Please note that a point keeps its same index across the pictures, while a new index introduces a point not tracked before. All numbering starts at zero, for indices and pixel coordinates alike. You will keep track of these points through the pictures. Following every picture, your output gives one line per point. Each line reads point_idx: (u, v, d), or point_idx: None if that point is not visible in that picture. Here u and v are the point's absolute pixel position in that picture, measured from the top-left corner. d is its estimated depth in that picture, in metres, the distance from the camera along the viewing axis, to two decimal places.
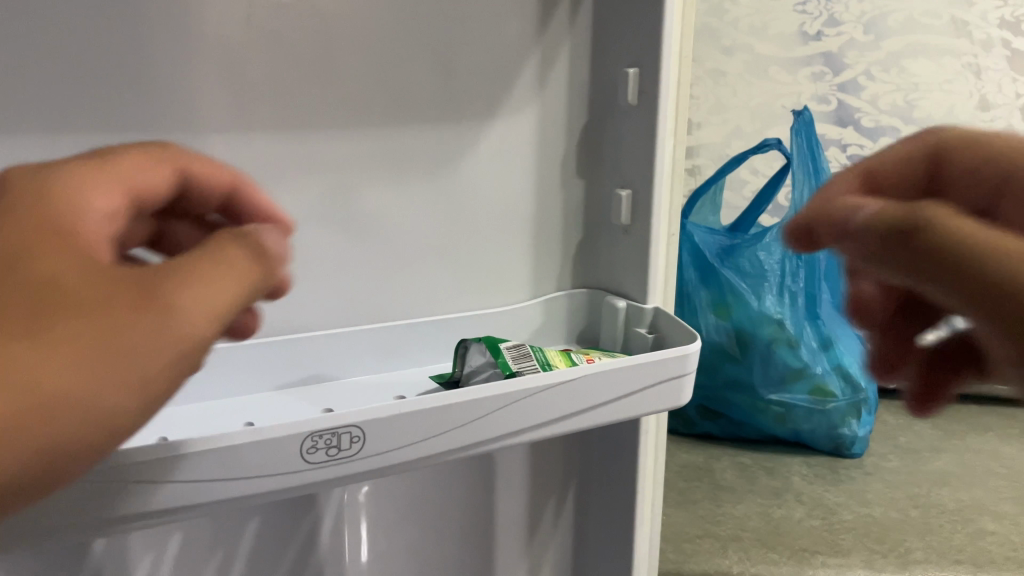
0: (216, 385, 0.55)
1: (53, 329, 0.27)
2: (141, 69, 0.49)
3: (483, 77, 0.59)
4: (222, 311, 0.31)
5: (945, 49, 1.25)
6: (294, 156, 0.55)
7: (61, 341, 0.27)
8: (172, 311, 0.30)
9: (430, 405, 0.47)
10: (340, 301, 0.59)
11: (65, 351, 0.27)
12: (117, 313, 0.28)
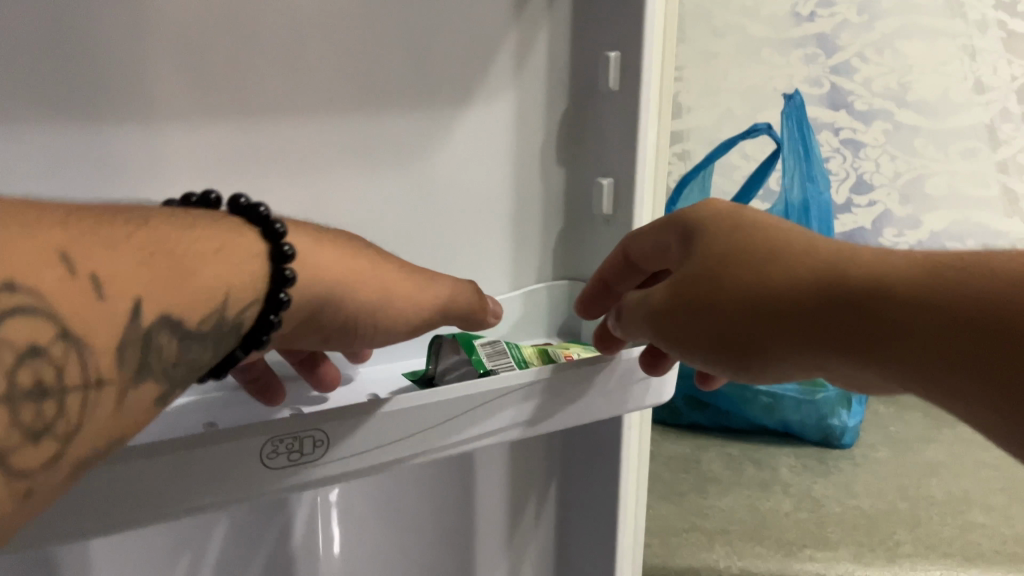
0: None
1: (332, 278, 0.42)
2: (95, 54, 0.47)
3: (458, 61, 0.57)
4: (412, 321, 0.46)
5: (935, 29, 1.00)
6: (260, 146, 0.53)
7: (333, 283, 0.42)
8: (398, 303, 0.45)
9: (398, 406, 0.45)
10: None
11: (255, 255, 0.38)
12: (389, 286, 0.44)
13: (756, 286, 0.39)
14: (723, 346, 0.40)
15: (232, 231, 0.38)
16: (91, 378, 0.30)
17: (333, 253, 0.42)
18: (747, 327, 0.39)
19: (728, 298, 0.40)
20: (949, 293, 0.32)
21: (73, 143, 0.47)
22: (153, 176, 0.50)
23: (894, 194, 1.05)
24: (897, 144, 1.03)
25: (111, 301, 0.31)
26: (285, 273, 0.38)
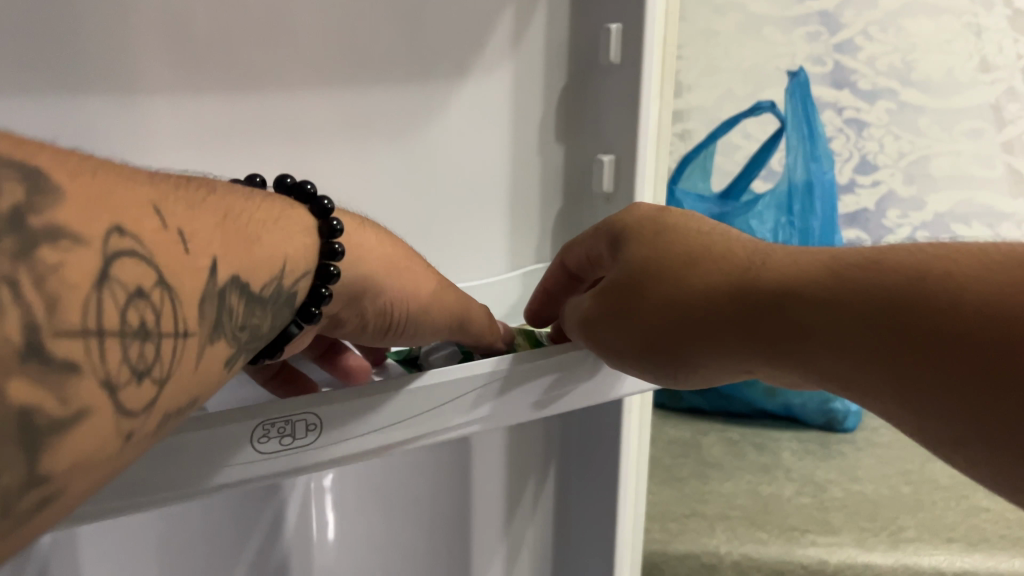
0: None
1: (375, 265, 0.40)
2: (72, 21, 0.44)
3: (453, 33, 0.55)
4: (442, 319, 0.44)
5: (940, 6, 0.91)
6: (246, 121, 0.51)
7: (375, 269, 0.40)
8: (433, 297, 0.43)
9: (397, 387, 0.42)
10: None
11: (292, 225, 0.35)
12: (427, 279, 0.43)
13: (678, 301, 0.38)
14: (653, 361, 0.39)
15: (285, 205, 0.37)
16: (182, 327, 0.26)
17: (377, 239, 0.41)
18: (674, 342, 0.38)
19: (652, 313, 0.39)
20: (871, 308, 0.32)
21: (51, 116, 0.45)
22: (135, 151, 0.48)
23: (898, 174, 0.97)
24: (901, 123, 0.95)
25: (197, 253, 0.27)
26: (336, 246, 0.37)
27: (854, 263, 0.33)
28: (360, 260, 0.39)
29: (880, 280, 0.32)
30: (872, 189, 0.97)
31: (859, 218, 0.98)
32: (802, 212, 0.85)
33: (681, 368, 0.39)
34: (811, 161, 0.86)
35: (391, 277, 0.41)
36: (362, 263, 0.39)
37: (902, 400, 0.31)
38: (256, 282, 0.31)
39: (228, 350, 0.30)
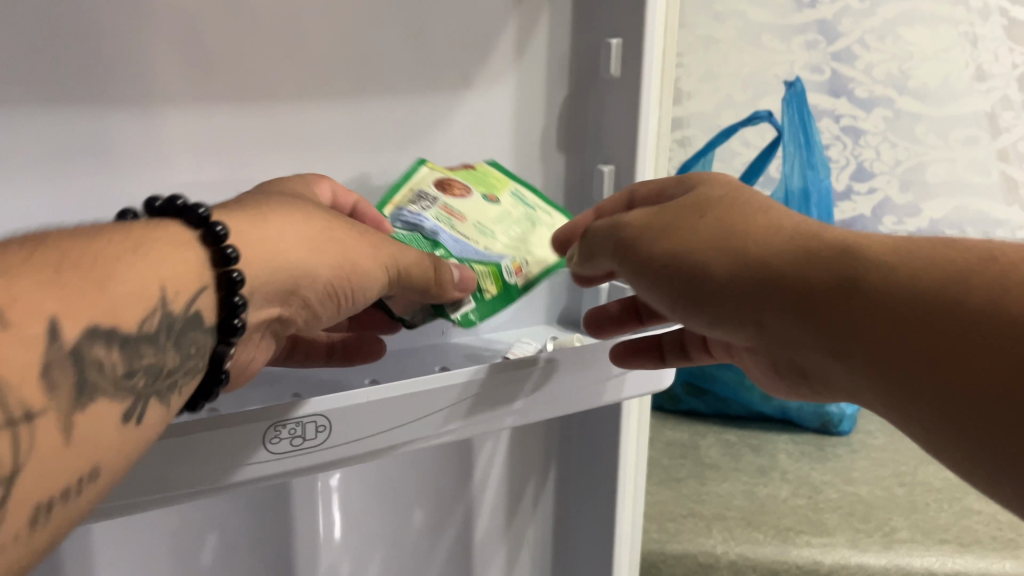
0: None
1: (287, 253, 0.39)
2: (88, 35, 0.46)
3: (459, 47, 0.57)
4: (383, 279, 0.44)
5: (937, 15, 0.93)
6: (257, 130, 0.53)
7: (291, 257, 0.39)
8: (365, 270, 0.43)
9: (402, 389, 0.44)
10: None
11: (180, 251, 0.35)
12: (353, 254, 0.42)
13: (727, 234, 0.40)
14: (677, 269, 0.41)
15: (162, 234, 0.35)
16: (28, 409, 0.26)
17: (287, 221, 0.40)
18: (714, 259, 0.39)
19: (703, 232, 0.41)
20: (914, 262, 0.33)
21: (69, 128, 0.47)
22: (150, 160, 0.50)
23: (894, 181, 0.98)
24: (897, 130, 0.96)
25: (27, 321, 0.27)
26: (227, 253, 0.35)
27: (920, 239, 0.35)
28: (270, 255, 0.39)
29: (927, 244, 0.33)
30: (868, 197, 0.99)
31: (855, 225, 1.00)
32: None
33: (695, 278, 0.40)
34: (808, 168, 0.86)
35: (311, 266, 0.40)
36: (274, 256, 0.39)
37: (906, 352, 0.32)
38: (127, 322, 0.31)
39: (114, 402, 0.31)
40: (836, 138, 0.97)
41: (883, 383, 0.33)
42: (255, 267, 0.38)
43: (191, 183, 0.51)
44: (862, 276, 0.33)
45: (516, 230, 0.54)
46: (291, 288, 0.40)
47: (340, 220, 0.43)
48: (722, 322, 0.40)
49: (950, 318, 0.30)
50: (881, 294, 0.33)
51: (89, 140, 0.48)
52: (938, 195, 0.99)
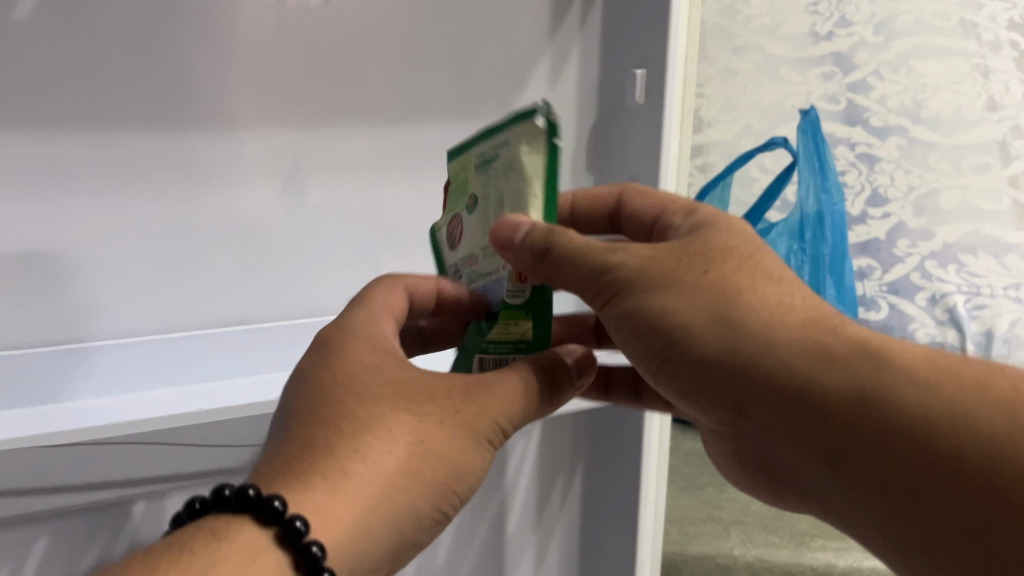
0: None
1: (375, 502, 0.33)
2: (179, 68, 0.56)
3: (496, 77, 0.64)
4: (485, 460, 0.37)
5: (948, 48, 0.95)
6: (318, 151, 0.61)
7: (376, 514, 0.33)
8: (463, 477, 0.36)
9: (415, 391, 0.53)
10: None
11: (244, 560, 0.30)
12: (444, 463, 0.35)
13: (744, 292, 0.35)
14: (663, 333, 0.35)
15: (232, 555, 0.30)
16: None
17: (360, 471, 0.33)
18: (714, 339, 0.34)
19: (704, 295, 0.35)
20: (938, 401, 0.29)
21: (161, 147, 0.57)
22: (222, 172, 0.59)
23: (908, 207, 0.98)
24: (911, 158, 0.97)
25: None
26: (295, 525, 0.30)
27: (936, 361, 0.31)
28: (354, 513, 0.32)
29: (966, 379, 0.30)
30: (883, 222, 0.97)
31: (869, 246, 0.98)
32: (813, 240, 0.90)
33: (677, 345, 0.35)
34: (822, 191, 0.89)
35: (401, 505, 0.34)
36: (364, 517, 0.33)
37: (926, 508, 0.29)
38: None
39: None
40: (851, 165, 0.97)
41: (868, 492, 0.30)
42: (344, 537, 0.32)
43: (263, 197, 0.61)
44: (885, 402, 0.30)
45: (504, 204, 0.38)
46: (395, 538, 0.34)
47: (414, 411, 0.35)
48: (697, 398, 0.36)
49: (971, 440, 0.28)
50: (904, 408, 0.30)
51: (182, 159, 0.58)
52: (949, 220, 0.98)
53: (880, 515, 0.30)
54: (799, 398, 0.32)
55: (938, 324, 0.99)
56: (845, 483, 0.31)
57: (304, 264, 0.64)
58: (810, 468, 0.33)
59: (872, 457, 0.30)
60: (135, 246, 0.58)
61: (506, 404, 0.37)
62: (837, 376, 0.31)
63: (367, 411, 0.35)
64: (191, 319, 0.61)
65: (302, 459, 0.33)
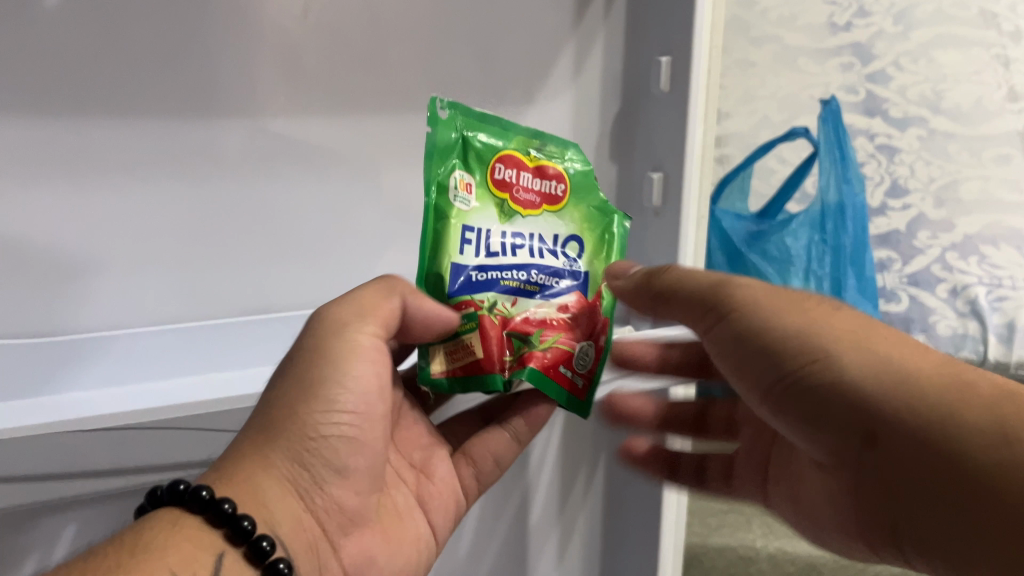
0: None
1: (259, 465, 0.40)
2: (205, 55, 0.56)
3: (520, 65, 0.64)
4: (371, 381, 0.43)
5: (968, 38, 0.98)
6: (343, 137, 0.61)
7: (271, 467, 0.41)
8: (338, 401, 0.42)
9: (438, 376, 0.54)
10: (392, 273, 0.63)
11: (174, 536, 0.36)
12: (298, 410, 0.41)
13: (806, 308, 0.37)
14: (798, 353, 0.36)
15: (157, 525, 0.36)
16: None
17: (246, 445, 0.41)
18: (852, 358, 0.35)
19: (836, 328, 0.36)
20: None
21: (186, 133, 0.57)
22: (245, 158, 0.59)
23: (928, 198, 0.98)
24: (931, 149, 0.98)
25: None
26: (200, 492, 0.37)
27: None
28: (247, 481, 0.40)
29: None
30: (903, 212, 0.98)
31: (889, 237, 0.98)
32: (835, 231, 0.88)
33: (813, 365, 0.35)
34: (845, 183, 0.88)
35: (286, 454, 0.41)
36: (255, 482, 0.40)
37: (1022, 539, 0.29)
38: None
39: None
40: (870, 156, 0.99)
41: (931, 505, 0.32)
42: (251, 503, 0.39)
43: (286, 184, 0.61)
44: (1016, 430, 0.30)
45: (474, 172, 0.47)
46: (295, 486, 0.41)
47: (279, 379, 0.43)
48: (818, 424, 0.36)
49: (994, 475, 0.30)
50: (919, 415, 0.32)
51: (207, 145, 0.58)
52: (972, 212, 0.98)
53: (965, 536, 0.31)
54: (915, 422, 0.32)
55: (959, 317, 0.97)
56: (932, 504, 0.32)
57: (327, 253, 0.63)
58: (908, 495, 0.33)
59: (979, 482, 0.30)
60: (160, 232, 0.58)
61: (343, 337, 0.43)
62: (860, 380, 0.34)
63: (263, 408, 0.43)
64: (214, 307, 0.61)
65: (222, 459, 0.41)
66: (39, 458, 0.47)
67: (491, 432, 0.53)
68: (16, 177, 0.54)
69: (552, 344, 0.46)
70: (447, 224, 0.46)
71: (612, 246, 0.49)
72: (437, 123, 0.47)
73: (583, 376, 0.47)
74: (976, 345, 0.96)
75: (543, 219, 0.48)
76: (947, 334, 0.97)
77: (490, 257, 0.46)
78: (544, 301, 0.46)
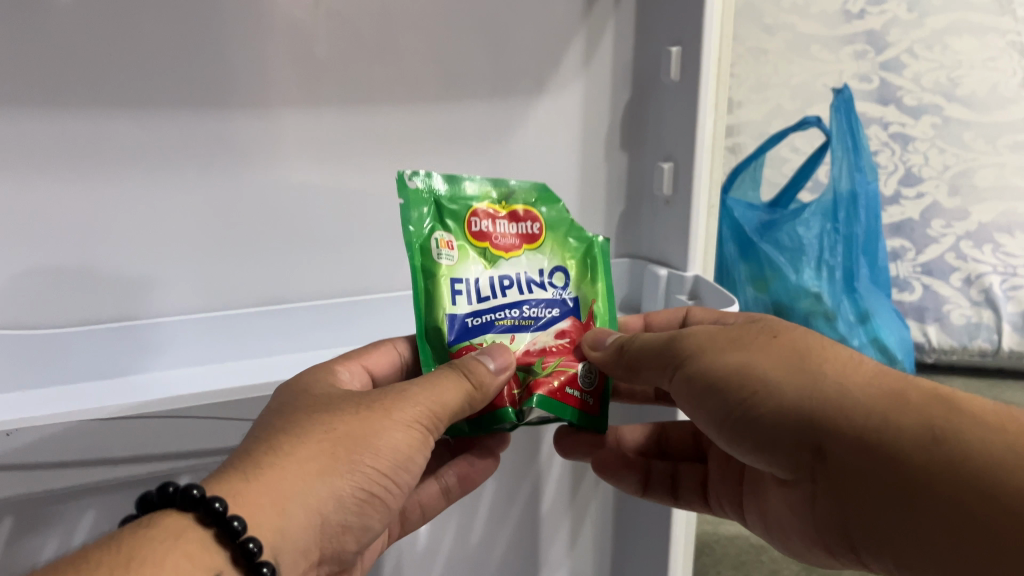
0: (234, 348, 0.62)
1: (301, 493, 0.39)
2: (216, 48, 0.56)
3: (533, 55, 0.64)
4: (414, 441, 0.43)
5: (984, 25, 1.07)
6: (356, 128, 0.62)
7: (312, 499, 0.39)
8: (382, 449, 0.42)
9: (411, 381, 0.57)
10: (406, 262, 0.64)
11: (180, 553, 0.35)
12: (362, 453, 0.41)
13: (741, 349, 0.43)
14: (740, 384, 0.41)
15: (157, 535, 0.35)
16: None
17: (284, 461, 0.39)
18: (788, 383, 0.40)
19: (766, 363, 0.41)
20: (927, 409, 0.36)
21: (199, 127, 0.58)
22: (260, 152, 0.60)
23: (942, 186, 1.12)
24: (946, 137, 1.11)
25: None
26: (214, 506, 0.36)
27: (928, 395, 0.37)
28: (278, 505, 0.38)
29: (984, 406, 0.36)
30: (917, 202, 1.13)
31: (903, 227, 1.13)
32: (847, 220, 0.87)
33: (758, 395, 0.41)
34: (857, 170, 0.85)
35: (329, 491, 0.40)
36: (286, 509, 0.38)
37: (943, 507, 0.34)
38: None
39: None
40: (884, 144, 1.12)
41: (885, 508, 0.36)
42: (272, 529, 0.37)
43: (305, 175, 0.62)
44: (900, 407, 0.37)
45: (452, 230, 0.52)
46: (320, 523, 0.40)
47: (334, 420, 0.42)
48: (773, 447, 0.41)
49: (923, 470, 0.34)
50: (858, 426, 0.37)
51: (222, 139, 0.59)
52: (984, 199, 1.12)
53: (907, 525, 0.35)
54: (841, 433, 0.38)
55: (973, 305, 1.14)
56: (876, 502, 0.37)
57: (346, 242, 0.65)
58: (857, 503, 0.38)
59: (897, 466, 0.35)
60: (176, 225, 0.60)
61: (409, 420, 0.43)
62: (797, 405, 0.39)
63: (311, 433, 0.41)
64: (231, 297, 0.63)
65: (249, 462, 0.39)
66: (53, 448, 0.47)
67: (426, 481, 0.55)
68: (32, 170, 0.55)
69: (554, 368, 0.49)
70: (436, 281, 0.50)
71: (595, 266, 0.54)
72: (408, 194, 0.52)
73: (590, 393, 0.50)
74: (992, 333, 1.13)
75: (525, 259, 0.52)
76: (962, 324, 1.14)
77: (483, 301, 0.51)
78: (539, 334, 0.51)
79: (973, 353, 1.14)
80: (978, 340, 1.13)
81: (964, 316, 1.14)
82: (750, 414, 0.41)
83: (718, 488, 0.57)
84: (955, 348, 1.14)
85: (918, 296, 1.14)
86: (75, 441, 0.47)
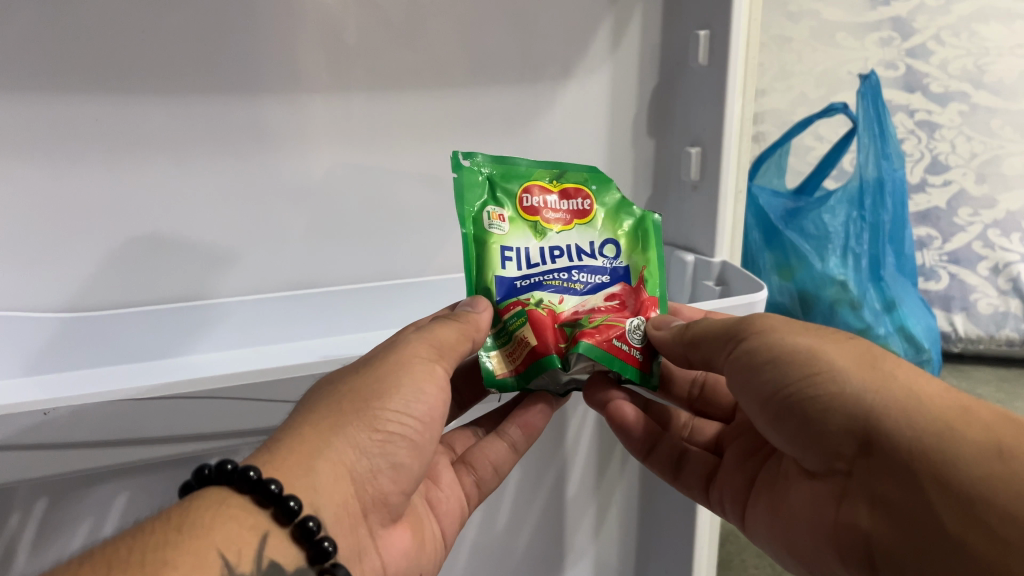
0: (262, 334, 0.63)
1: (324, 448, 0.39)
2: (244, 34, 0.56)
3: (560, 40, 0.64)
4: (422, 376, 0.43)
5: (1012, 11, 1.06)
6: (383, 115, 0.62)
7: (336, 449, 0.40)
8: (397, 388, 0.42)
9: None
10: (438, 252, 0.68)
11: (221, 516, 0.36)
12: (369, 398, 0.41)
13: (814, 336, 0.41)
14: (804, 365, 0.40)
15: (202, 504, 0.36)
16: None
17: (304, 426, 0.40)
18: (859, 373, 0.38)
19: (836, 354, 0.40)
20: (992, 429, 0.34)
21: (227, 113, 0.58)
22: (291, 138, 0.60)
23: (970, 174, 1.12)
24: (974, 124, 1.10)
25: None
26: (249, 473, 0.36)
27: (998, 419, 0.35)
28: (305, 464, 0.38)
29: None
30: (942, 189, 1.12)
31: (929, 215, 1.13)
32: (873, 207, 0.85)
33: (818, 377, 0.39)
34: (885, 158, 0.84)
35: (350, 440, 0.40)
36: (312, 465, 0.39)
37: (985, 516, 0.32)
38: None
39: None
40: (909, 133, 1.11)
41: (924, 515, 0.34)
42: (311, 483, 0.38)
43: (332, 161, 0.62)
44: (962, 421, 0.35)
45: (504, 204, 0.51)
46: (352, 473, 0.40)
47: (343, 382, 0.43)
48: (819, 435, 0.39)
49: (980, 483, 0.33)
50: (915, 428, 0.35)
51: (250, 124, 0.59)
52: (1012, 187, 1.12)
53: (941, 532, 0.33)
54: (895, 431, 0.36)
55: (1001, 294, 1.13)
56: (913, 509, 0.35)
57: (374, 230, 0.66)
58: (892, 506, 0.36)
59: (944, 473, 0.34)
60: (203, 210, 0.60)
61: (407, 362, 0.43)
62: (858, 394, 0.38)
63: (321, 400, 0.42)
64: (263, 281, 0.64)
65: (273, 438, 0.40)
66: (86, 427, 0.47)
67: (489, 440, 0.54)
68: (60, 157, 0.56)
69: (601, 322, 0.48)
70: (487, 248, 0.50)
71: (645, 238, 0.52)
72: (461, 169, 0.51)
73: (642, 350, 0.49)
74: (1019, 323, 1.12)
75: (575, 232, 0.51)
76: (988, 313, 1.12)
77: (533, 267, 0.50)
78: (589, 297, 0.50)
79: (1000, 342, 1.13)
80: (1005, 330, 1.12)
81: (991, 305, 1.12)
82: (803, 397, 0.39)
83: (726, 481, 0.53)
84: (982, 338, 1.12)
85: (943, 285, 1.13)
86: (105, 428, 0.47)
